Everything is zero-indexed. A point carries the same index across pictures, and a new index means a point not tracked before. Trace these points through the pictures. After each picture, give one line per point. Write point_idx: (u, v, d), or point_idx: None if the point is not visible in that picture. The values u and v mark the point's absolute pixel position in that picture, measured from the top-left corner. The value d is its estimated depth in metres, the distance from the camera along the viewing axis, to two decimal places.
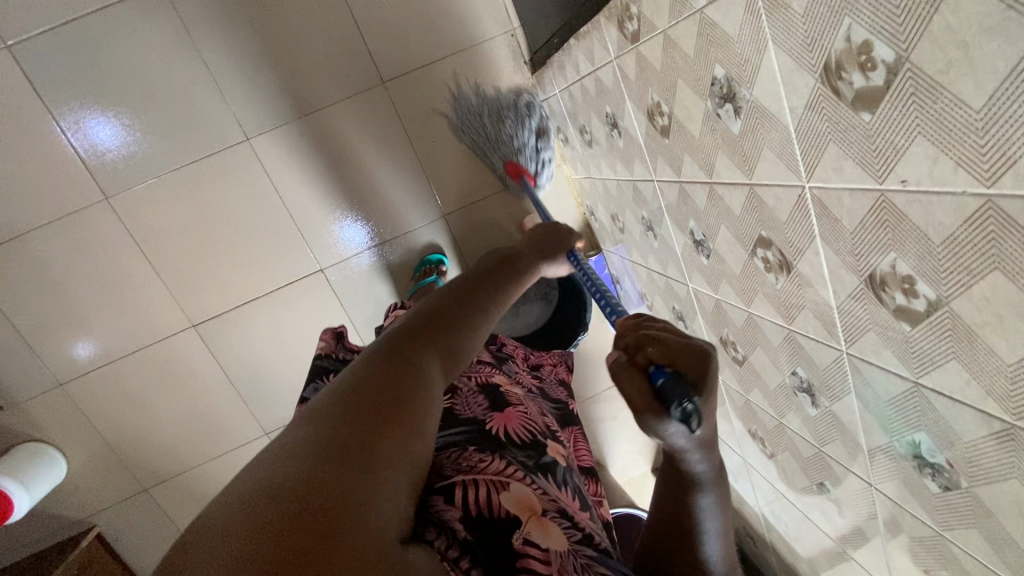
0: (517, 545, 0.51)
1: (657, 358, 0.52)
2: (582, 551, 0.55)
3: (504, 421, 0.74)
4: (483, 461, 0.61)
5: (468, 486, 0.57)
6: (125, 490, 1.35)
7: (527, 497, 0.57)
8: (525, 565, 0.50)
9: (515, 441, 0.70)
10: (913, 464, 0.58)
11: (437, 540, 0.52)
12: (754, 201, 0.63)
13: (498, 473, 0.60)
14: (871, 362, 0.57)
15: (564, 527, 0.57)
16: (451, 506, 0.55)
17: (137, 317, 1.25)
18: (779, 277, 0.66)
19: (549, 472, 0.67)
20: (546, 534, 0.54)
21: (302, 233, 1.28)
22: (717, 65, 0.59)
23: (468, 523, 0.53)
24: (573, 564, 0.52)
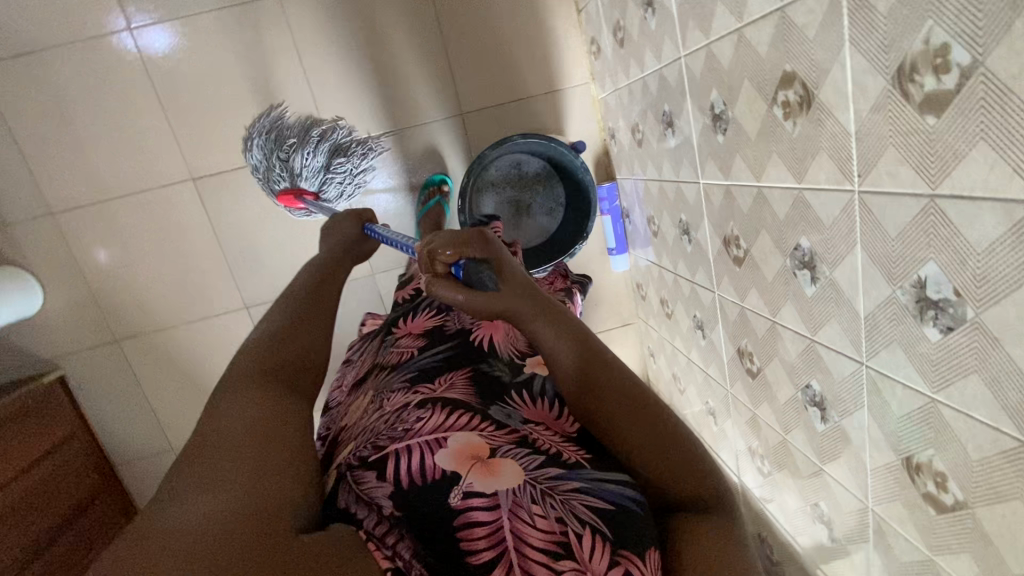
0: (457, 503, 0.45)
1: (451, 258, 0.56)
2: (542, 475, 0.49)
3: (490, 330, 0.71)
4: (422, 419, 0.52)
5: (399, 457, 0.48)
6: (97, 339, 1.33)
7: (470, 445, 0.50)
8: (466, 523, 0.44)
9: (494, 353, 0.68)
10: (914, 313, 0.53)
11: (366, 517, 0.46)
12: (783, 27, 0.59)
13: (436, 430, 0.51)
14: (884, 191, 0.52)
15: (524, 457, 0.50)
16: (382, 482, 0.47)
17: (139, 161, 1.24)
18: (797, 120, 0.61)
19: (517, 392, 0.63)
20: (494, 478, 0.47)
21: (316, 106, 1.26)
22: None
23: (397, 499, 0.46)
24: (529, 495, 0.46)
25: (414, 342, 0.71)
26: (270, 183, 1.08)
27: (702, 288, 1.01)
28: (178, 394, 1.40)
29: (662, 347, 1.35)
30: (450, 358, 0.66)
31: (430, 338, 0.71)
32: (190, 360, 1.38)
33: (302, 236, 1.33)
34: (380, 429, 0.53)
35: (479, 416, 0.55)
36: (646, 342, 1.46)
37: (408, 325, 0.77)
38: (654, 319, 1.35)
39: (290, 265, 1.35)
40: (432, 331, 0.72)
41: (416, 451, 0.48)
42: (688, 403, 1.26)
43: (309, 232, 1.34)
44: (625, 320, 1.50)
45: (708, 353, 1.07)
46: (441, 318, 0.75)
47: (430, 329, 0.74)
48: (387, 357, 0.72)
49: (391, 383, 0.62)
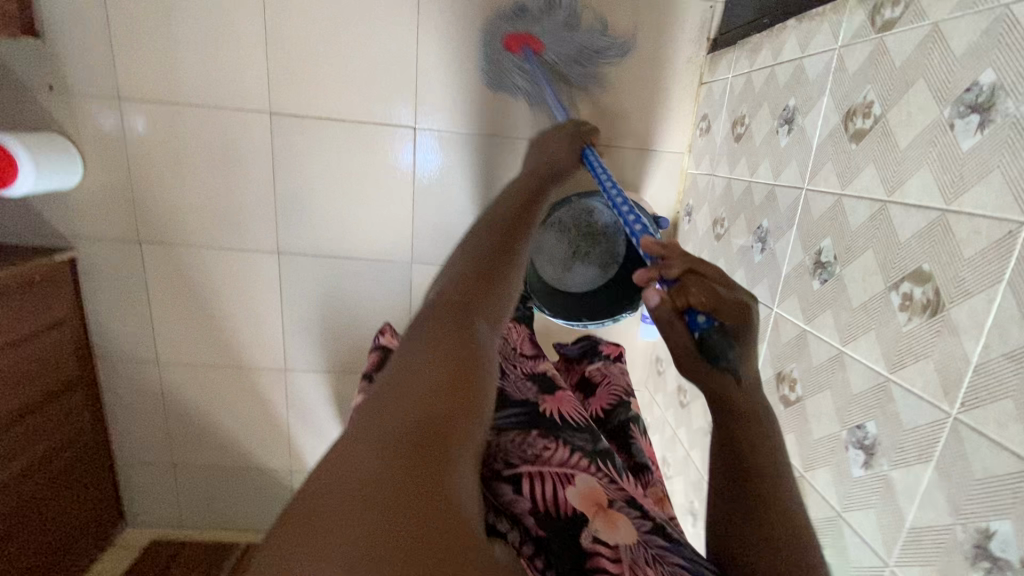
0: (586, 544, 0.53)
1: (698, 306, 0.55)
2: (653, 542, 0.54)
3: (557, 403, 0.72)
4: (548, 450, 0.62)
5: (536, 480, 0.58)
6: (121, 233, 1.29)
7: (593, 491, 0.58)
8: (595, 566, 0.51)
9: (569, 423, 0.68)
10: (968, 554, 0.53)
11: (512, 533, 0.55)
12: (937, 228, 0.58)
13: (563, 465, 0.60)
14: (985, 434, 0.52)
15: (637, 518, 0.56)
16: (519, 497, 0.57)
17: (223, 75, 1.19)
18: (913, 318, 0.61)
19: (605, 460, 0.64)
20: (615, 530, 0.54)
21: (416, 82, 1.22)
22: (989, 68, 0.53)
23: (539, 520, 0.55)
24: (642, 556, 0.53)
25: None
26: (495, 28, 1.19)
27: None
28: (183, 312, 1.37)
29: (660, 426, 1.36)
30: (529, 420, 0.67)
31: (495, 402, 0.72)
32: (205, 284, 1.35)
33: (357, 202, 1.30)
34: (510, 447, 0.62)
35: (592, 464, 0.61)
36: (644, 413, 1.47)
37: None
38: (662, 398, 1.36)
39: (334, 225, 1.32)
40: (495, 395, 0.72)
41: (549, 481, 0.58)
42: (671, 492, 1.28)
43: (363, 201, 1.31)
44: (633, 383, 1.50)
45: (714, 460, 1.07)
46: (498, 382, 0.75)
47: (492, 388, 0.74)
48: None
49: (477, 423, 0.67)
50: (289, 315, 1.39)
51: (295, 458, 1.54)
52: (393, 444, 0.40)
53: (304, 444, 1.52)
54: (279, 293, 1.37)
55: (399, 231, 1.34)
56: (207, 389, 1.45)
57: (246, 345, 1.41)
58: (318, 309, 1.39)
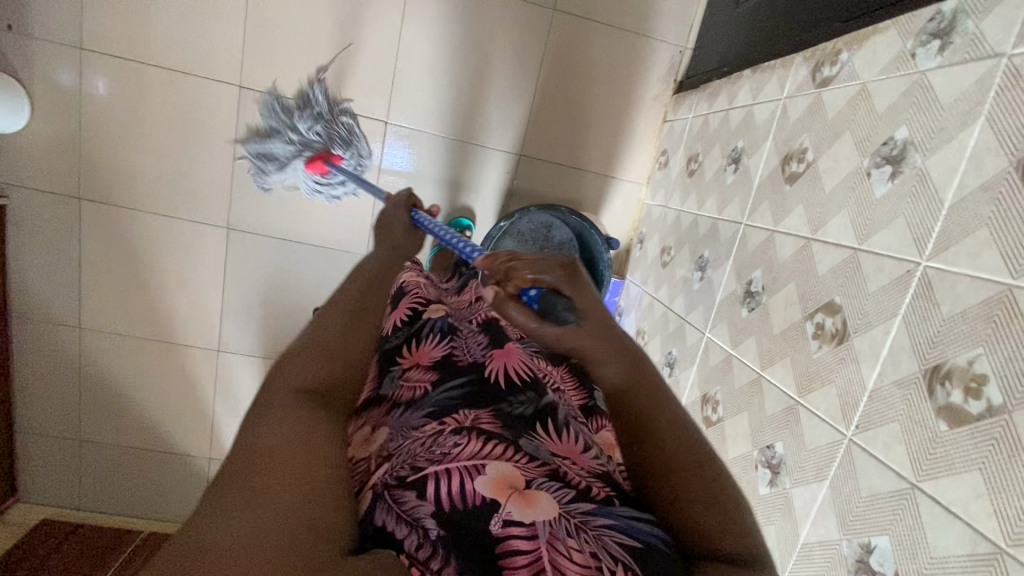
0: (496, 530, 0.40)
1: (522, 283, 0.50)
2: (577, 509, 0.42)
3: (503, 359, 0.64)
4: (458, 443, 0.47)
5: (438, 480, 0.43)
6: (61, 187, 1.23)
7: (506, 474, 0.45)
8: (506, 552, 0.39)
9: (514, 383, 0.61)
10: (851, 567, 0.57)
11: (409, 538, 0.40)
12: (850, 265, 0.64)
13: (474, 455, 0.46)
14: (872, 454, 0.56)
15: (557, 488, 0.44)
16: (422, 500, 0.42)
17: (196, 43, 1.17)
18: (823, 346, 0.66)
19: (545, 419, 0.56)
20: (532, 509, 0.42)
21: (393, 79, 1.24)
22: (904, 126, 0.60)
23: (442, 518, 0.41)
24: (564, 528, 0.40)
25: (439, 355, 0.67)
26: (296, 168, 1.15)
27: None
28: (117, 277, 1.31)
29: None
30: (468, 394, 0.57)
31: (439, 370, 0.63)
32: (145, 253, 1.30)
33: None
34: (415, 449, 0.48)
35: (512, 446, 0.48)
36: None
37: (411, 355, 0.69)
38: None
39: (291, 209, 1.30)
40: (440, 361, 0.65)
41: (453, 475, 0.44)
42: None
43: None
44: None
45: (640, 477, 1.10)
46: (448, 344, 0.68)
47: (438, 359, 0.66)
48: (394, 390, 0.63)
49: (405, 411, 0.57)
50: (231, 294, 1.34)
51: (216, 445, 1.46)
52: (261, 496, 0.37)
53: (228, 431, 1.45)
54: (223, 270, 1.32)
55: (358, 222, 1.33)
56: (131, 362, 1.37)
57: (180, 320, 1.35)
58: (262, 291, 1.35)
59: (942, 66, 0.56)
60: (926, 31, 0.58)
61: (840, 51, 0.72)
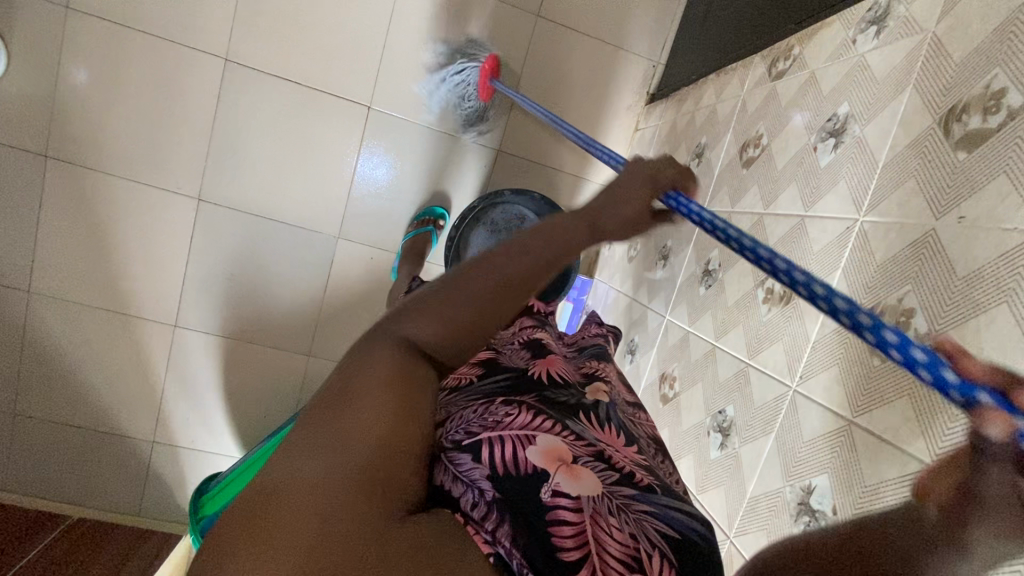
0: (546, 498, 0.45)
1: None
2: (619, 491, 0.49)
3: (546, 365, 0.68)
4: (510, 414, 0.52)
5: (495, 445, 0.48)
6: (29, 143, 1.21)
7: (555, 447, 0.50)
8: (554, 520, 0.43)
9: (556, 381, 0.65)
10: (793, 511, 0.58)
11: (465, 497, 0.43)
12: (798, 231, 0.68)
13: (525, 427, 0.51)
14: (814, 400, 0.58)
15: (601, 471, 0.50)
16: (477, 463, 0.46)
17: (187, 15, 1.19)
18: (772, 308, 0.69)
19: (586, 412, 0.61)
20: (578, 482, 0.47)
21: (381, 67, 1.28)
22: (845, 102, 0.65)
23: (497, 483, 0.44)
24: (607, 507, 0.46)
25: (484, 355, 0.69)
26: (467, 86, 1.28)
27: None
28: (78, 242, 1.27)
29: None
30: (515, 385, 0.60)
31: (487, 366, 0.65)
32: (110, 217, 1.27)
33: (297, 168, 1.30)
34: (468, 416, 0.52)
35: (559, 424, 0.54)
36: None
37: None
38: None
39: (267, 185, 1.30)
40: (485, 360, 0.67)
41: (508, 443, 0.48)
42: None
43: (303, 168, 1.31)
44: None
45: None
46: (492, 351, 0.71)
47: (485, 358, 0.68)
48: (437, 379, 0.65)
49: (454, 393, 0.59)
50: (196, 269, 1.32)
51: (162, 428, 1.38)
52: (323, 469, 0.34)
53: (176, 413, 1.38)
54: (190, 242, 1.30)
55: (332, 205, 1.33)
56: (82, 333, 1.31)
57: (138, 291, 1.31)
58: (228, 267, 1.33)
59: (878, 47, 0.62)
60: (865, 20, 0.65)
61: (793, 47, 0.79)
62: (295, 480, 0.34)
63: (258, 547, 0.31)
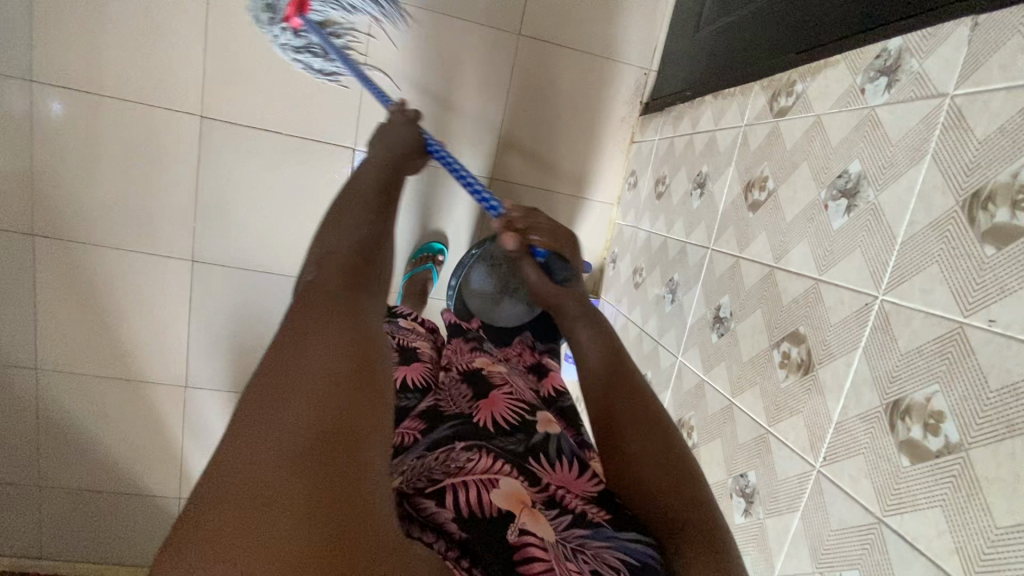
0: (512, 538, 0.43)
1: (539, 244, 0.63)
2: (572, 534, 0.46)
3: (490, 408, 0.63)
4: (472, 459, 0.51)
5: (459, 489, 0.47)
6: (14, 224, 1.18)
7: (517, 488, 0.48)
8: (524, 559, 0.42)
9: (502, 429, 0.59)
10: None
11: (436, 542, 0.44)
12: (812, 296, 0.65)
13: (487, 471, 0.49)
14: (840, 486, 0.57)
15: (554, 516, 0.47)
16: (442, 507, 0.46)
17: (155, 73, 1.14)
18: (790, 375, 0.66)
19: (544, 451, 0.56)
20: (540, 525, 0.45)
21: (361, 105, 1.22)
22: (856, 160, 0.61)
23: (463, 524, 0.44)
24: (565, 551, 0.44)
25: (423, 405, 0.66)
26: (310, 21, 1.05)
27: None
28: (75, 315, 1.25)
29: None
30: (464, 433, 0.57)
31: (430, 418, 0.62)
32: (104, 287, 1.25)
33: (287, 218, 1.27)
34: (431, 465, 0.51)
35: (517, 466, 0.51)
36: None
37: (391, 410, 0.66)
38: None
39: (258, 239, 1.27)
40: (427, 413, 0.63)
41: (472, 486, 0.47)
42: None
43: (294, 218, 1.27)
44: None
45: None
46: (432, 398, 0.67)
47: (426, 408, 0.65)
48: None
49: (401, 454, 0.57)
50: (198, 328, 1.30)
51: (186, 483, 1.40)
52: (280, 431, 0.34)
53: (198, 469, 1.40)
54: (189, 303, 1.28)
55: None
56: (94, 402, 1.31)
57: (144, 356, 1.30)
58: (230, 323, 1.31)
59: (890, 103, 0.58)
60: (874, 68, 0.60)
61: (795, 82, 0.74)
62: (263, 477, 0.31)
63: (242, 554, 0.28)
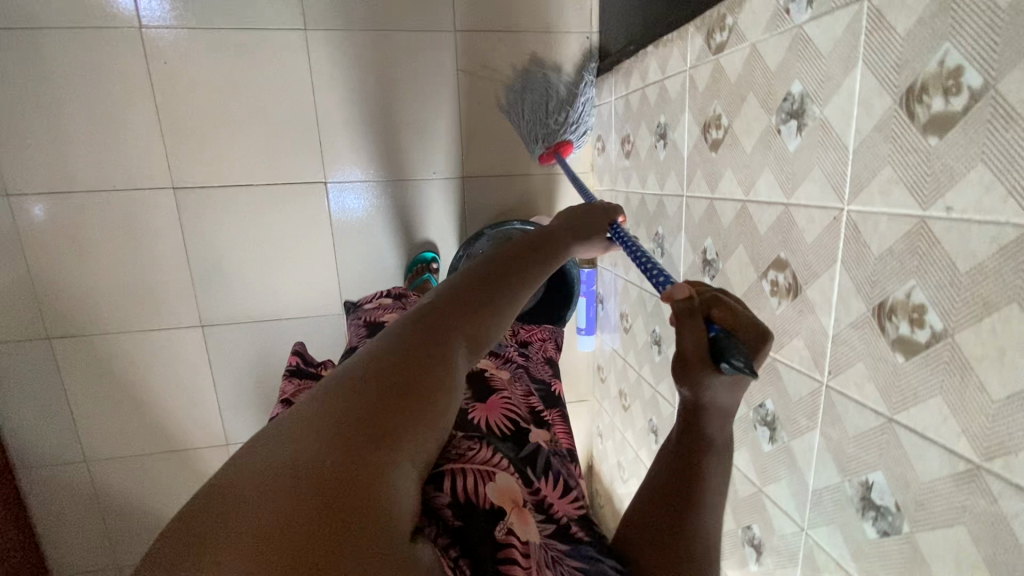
0: (500, 536, 0.49)
1: (716, 318, 0.49)
2: (553, 544, 0.53)
3: (486, 411, 0.69)
4: (473, 449, 0.57)
5: (458, 475, 0.52)
6: (27, 332, 1.23)
7: (511, 488, 0.55)
8: (506, 557, 0.47)
9: (496, 433, 0.65)
10: (857, 506, 0.59)
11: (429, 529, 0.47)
12: (786, 221, 0.66)
13: (486, 462, 0.56)
14: (849, 396, 0.59)
15: (540, 522, 0.55)
16: (440, 491, 0.50)
17: (121, 159, 1.17)
18: (782, 301, 0.68)
19: (532, 459, 0.63)
20: (526, 526, 0.52)
21: (321, 138, 1.24)
22: (797, 80, 0.62)
23: (457, 512, 0.50)
24: (545, 558, 0.50)
25: None
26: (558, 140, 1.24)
27: (663, 399, 1.08)
28: (109, 403, 1.30)
29: (611, 432, 1.41)
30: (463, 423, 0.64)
31: None
32: (127, 370, 1.29)
33: (280, 263, 1.30)
34: None
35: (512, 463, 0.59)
36: (597, 422, 1.51)
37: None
38: (608, 403, 1.41)
39: (258, 289, 1.30)
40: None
41: (470, 474, 0.53)
42: (629, 494, 1.32)
43: (287, 262, 1.30)
44: (580, 395, 1.55)
45: (642, 436, 1.21)
46: None
47: None
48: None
49: None
50: (225, 387, 1.35)
51: None
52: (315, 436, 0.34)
53: None
54: (210, 366, 1.33)
55: (326, 285, 1.34)
56: (147, 479, 1.37)
57: (181, 425, 1.35)
58: (253, 375, 1.36)
59: (815, 17, 0.58)
60: None
61: (726, 16, 0.74)
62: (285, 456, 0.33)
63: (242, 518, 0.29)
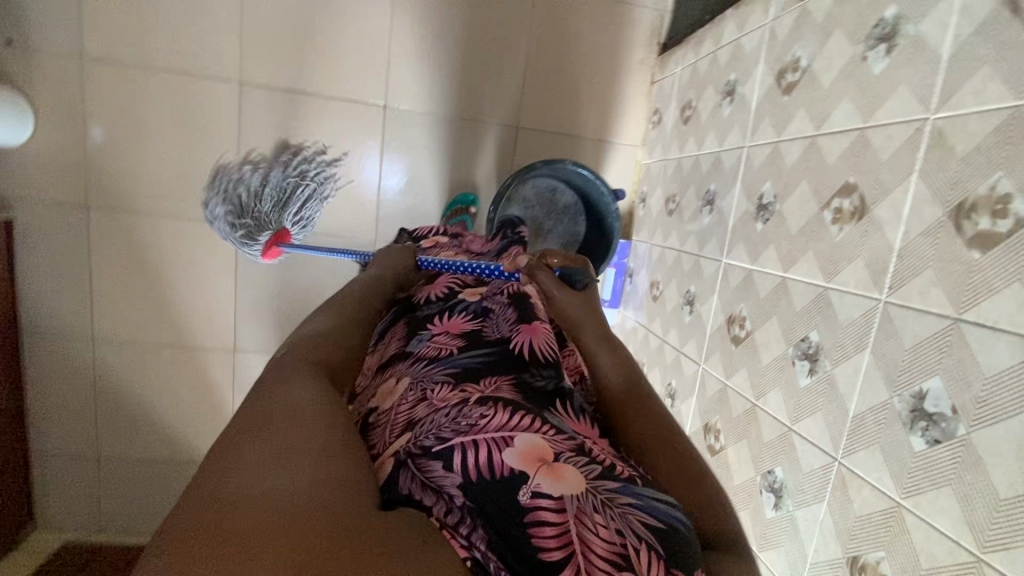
0: (525, 500, 0.36)
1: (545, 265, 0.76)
2: (602, 484, 0.39)
3: (530, 334, 0.60)
4: (483, 411, 0.43)
5: (465, 446, 0.40)
6: (66, 197, 1.23)
7: (535, 445, 0.40)
8: (534, 523, 0.35)
9: (540, 359, 0.57)
10: (905, 420, 0.57)
11: (437, 505, 0.40)
12: (860, 144, 0.67)
13: (502, 426, 0.41)
14: (910, 306, 0.58)
15: (580, 461, 0.40)
16: (446, 472, 0.39)
17: (197, 44, 1.21)
18: (844, 227, 0.68)
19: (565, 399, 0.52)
20: (562, 481, 0.38)
21: (390, 63, 1.28)
22: (892, 5, 0.64)
23: (465, 489, 0.38)
24: (592, 504, 0.37)
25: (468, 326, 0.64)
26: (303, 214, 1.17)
27: (687, 359, 1.06)
28: (128, 286, 1.30)
29: None
30: (495, 363, 0.55)
31: (471, 337, 0.60)
32: (153, 255, 1.29)
33: None
34: (439, 420, 0.44)
35: (539, 417, 0.44)
36: None
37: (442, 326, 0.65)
38: None
39: None
40: (470, 333, 0.61)
41: (480, 444, 0.40)
42: None
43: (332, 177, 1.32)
44: None
45: None
46: (480, 322, 0.65)
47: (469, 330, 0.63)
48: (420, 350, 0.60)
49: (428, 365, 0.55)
50: (244, 291, 1.34)
51: None
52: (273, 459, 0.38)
53: None
54: (235, 266, 1.33)
55: (364, 207, 1.35)
56: (147, 371, 1.35)
57: (193, 322, 1.34)
58: (274, 285, 1.35)
59: None
60: None
61: None
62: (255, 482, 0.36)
63: (233, 538, 0.32)
